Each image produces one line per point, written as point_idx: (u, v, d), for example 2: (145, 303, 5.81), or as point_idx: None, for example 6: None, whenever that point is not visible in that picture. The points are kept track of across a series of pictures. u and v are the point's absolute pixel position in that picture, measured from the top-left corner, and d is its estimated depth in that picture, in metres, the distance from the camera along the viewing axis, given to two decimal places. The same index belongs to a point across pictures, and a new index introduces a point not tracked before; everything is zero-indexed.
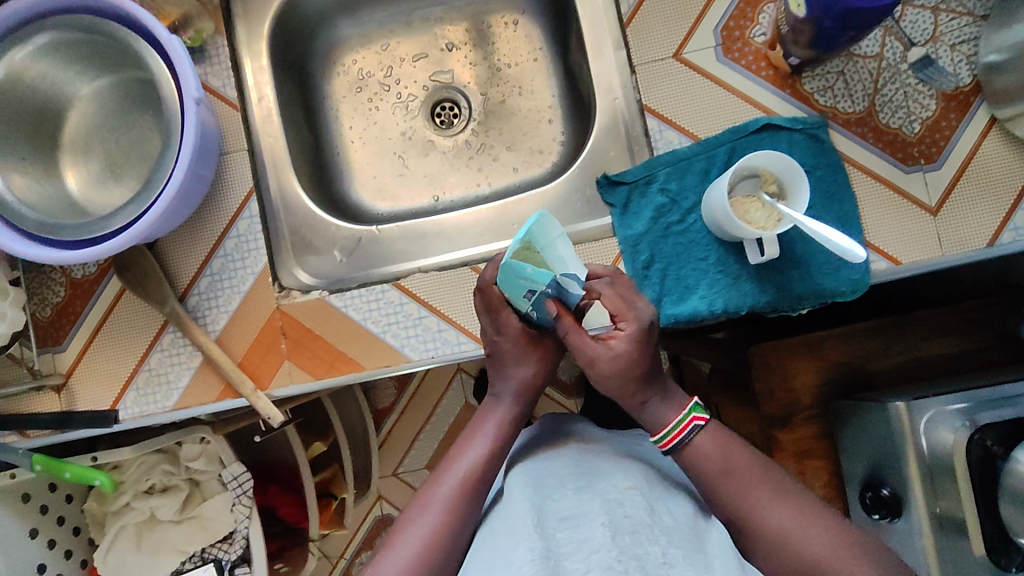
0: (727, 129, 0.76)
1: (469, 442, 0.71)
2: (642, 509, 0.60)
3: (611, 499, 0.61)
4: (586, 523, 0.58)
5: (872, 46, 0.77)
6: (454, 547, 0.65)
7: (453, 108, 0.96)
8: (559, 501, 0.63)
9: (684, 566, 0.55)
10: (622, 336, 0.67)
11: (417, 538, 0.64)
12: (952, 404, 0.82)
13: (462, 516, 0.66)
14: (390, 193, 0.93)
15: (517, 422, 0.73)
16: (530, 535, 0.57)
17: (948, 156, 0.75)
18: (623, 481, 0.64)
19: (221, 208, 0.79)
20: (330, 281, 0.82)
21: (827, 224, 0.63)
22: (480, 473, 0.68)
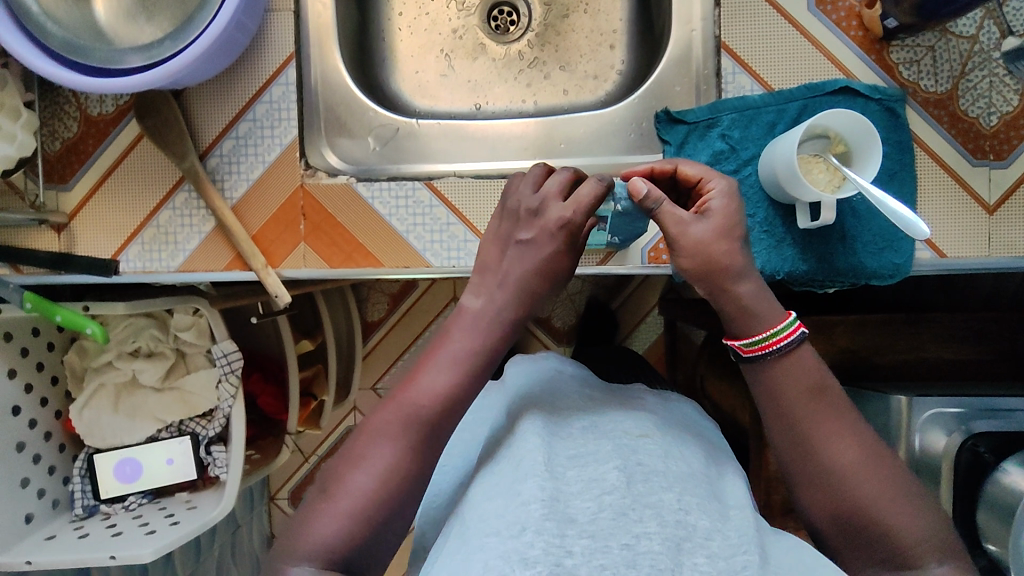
0: (802, 85, 0.72)
1: (439, 361, 0.58)
2: (658, 457, 0.54)
3: (623, 444, 0.55)
4: (596, 463, 0.53)
5: (970, 26, 0.72)
6: (420, 476, 0.55)
7: (512, 14, 0.90)
8: (568, 437, 0.57)
9: (699, 514, 0.50)
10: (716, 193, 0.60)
11: (376, 467, 0.54)
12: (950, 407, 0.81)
13: (422, 451, 0.55)
14: (430, 91, 0.88)
15: (498, 344, 0.60)
16: (541, 470, 0.52)
17: (1019, 156, 0.72)
18: (636, 428, 0.58)
19: (257, 68, 0.74)
20: (359, 168, 0.78)
21: (891, 194, 0.60)
22: (451, 401, 0.57)
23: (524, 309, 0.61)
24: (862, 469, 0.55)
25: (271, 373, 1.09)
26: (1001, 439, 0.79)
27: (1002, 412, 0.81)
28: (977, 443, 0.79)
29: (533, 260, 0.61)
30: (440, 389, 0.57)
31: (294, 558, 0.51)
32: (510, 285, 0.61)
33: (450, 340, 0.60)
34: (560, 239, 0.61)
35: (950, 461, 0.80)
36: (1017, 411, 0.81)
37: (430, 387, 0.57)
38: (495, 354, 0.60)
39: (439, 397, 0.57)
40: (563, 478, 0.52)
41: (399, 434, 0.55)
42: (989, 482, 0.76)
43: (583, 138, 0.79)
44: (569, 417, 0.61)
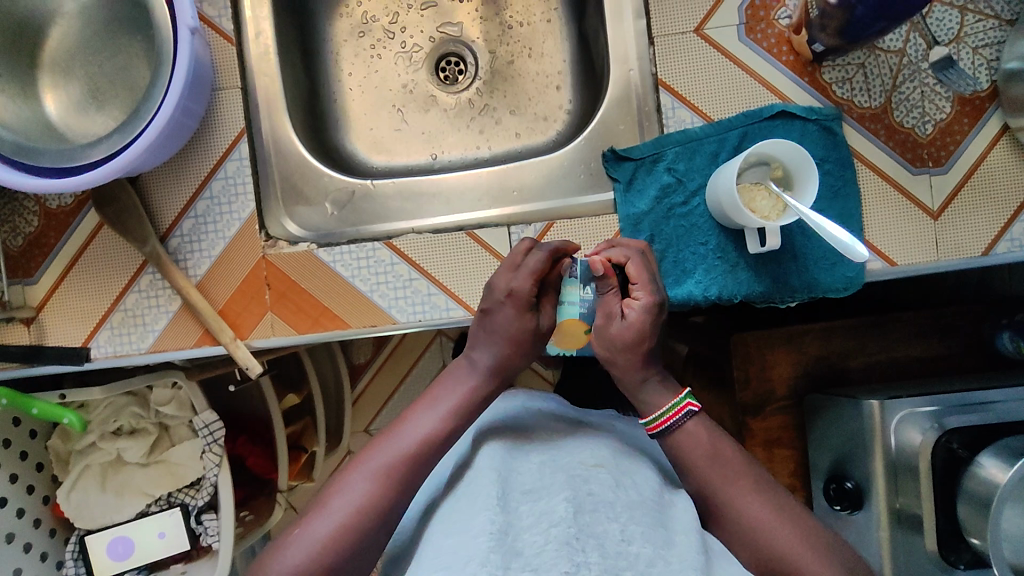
0: (741, 113, 0.75)
1: (428, 406, 0.64)
2: (608, 485, 0.56)
3: (575, 474, 0.57)
4: (545, 497, 0.55)
5: (896, 41, 0.75)
6: (388, 516, 0.58)
7: (459, 64, 0.92)
8: (525, 470, 0.59)
9: (643, 543, 0.52)
10: (639, 307, 0.65)
11: (350, 500, 0.58)
12: (924, 406, 0.83)
13: (397, 487, 0.59)
14: (386, 147, 0.90)
15: (482, 401, 0.66)
16: (493, 504, 0.54)
17: (956, 161, 0.74)
18: (590, 458, 0.60)
19: (209, 147, 0.75)
20: (319, 234, 0.79)
21: (826, 218, 0.61)
22: (439, 443, 0.62)
23: (502, 368, 0.67)
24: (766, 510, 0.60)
25: (257, 433, 1.09)
26: (973, 433, 0.81)
27: (973, 406, 0.83)
28: (951, 440, 0.81)
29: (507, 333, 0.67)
30: (424, 433, 0.62)
31: None
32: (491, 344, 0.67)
33: (441, 391, 0.65)
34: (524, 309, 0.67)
35: (927, 457, 0.81)
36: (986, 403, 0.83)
37: (416, 429, 0.62)
38: (479, 407, 0.66)
39: (429, 436, 0.62)
40: (513, 513, 0.54)
41: (378, 469, 0.59)
42: (966, 478, 0.78)
43: (535, 182, 0.80)
44: (527, 447, 0.63)
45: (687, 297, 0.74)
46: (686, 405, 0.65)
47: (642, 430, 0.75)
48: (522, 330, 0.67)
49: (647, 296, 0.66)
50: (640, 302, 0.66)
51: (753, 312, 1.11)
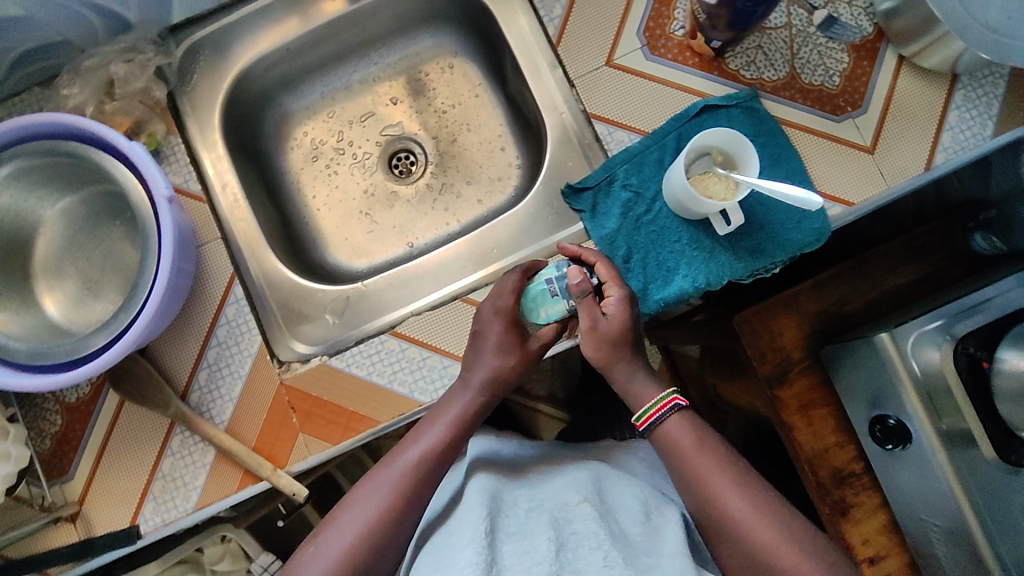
0: (670, 118, 0.81)
1: (427, 425, 0.72)
2: (591, 521, 0.66)
3: (560, 515, 0.68)
4: (529, 536, 0.65)
5: (780, 16, 0.82)
6: (398, 529, 0.67)
7: (409, 157, 1.00)
8: (512, 513, 0.69)
9: (623, 566, 0.61)
10: (613, 302, 0.73)
11: (359, 518, 0.66)
12: (930, 324, 0.89)
13: (405, 500, 0.67)
14: (364, 249, 0.95)
15: (474, 417, 0.73)
16: (480, 539, 0.63)
17: (871, 99, 0.81)
18: (574, 496, 0.70)
19: (205, 299, 0.79)
20: (328, 345, 0.81)
21: (778, 181, 0.67)
22: (434, 462, 0.70)
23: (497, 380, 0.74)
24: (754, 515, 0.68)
25: None
26: (985, 333, 0.86)
27: (974, 309, 0.88)
28: (968, 346, 0.86)
29: (492, 348, 0.74)
30: (425, 449, 0.70)
31: None
32: (483, 360, 0.74)
33: (436, 409, 0.73)
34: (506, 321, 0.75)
35: (952, 370, 0.86)
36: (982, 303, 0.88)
37: (417, 446, 0.70)
38: (472, 421, 0.73)
39: (425, 454, 0.70)
40: (496, 549, 0.64)
41: (385, 488, 0.67)
42: (994, 377, 0.84)
43: (509, 234, 0.84)
44: (515, 491, 0.73)
45: (680, 293, 0.79)
46: (674, 398, 0.74)
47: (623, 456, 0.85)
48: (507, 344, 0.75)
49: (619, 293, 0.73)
50: (615, 298, 0.73)
51: (748, 291, 1.14)
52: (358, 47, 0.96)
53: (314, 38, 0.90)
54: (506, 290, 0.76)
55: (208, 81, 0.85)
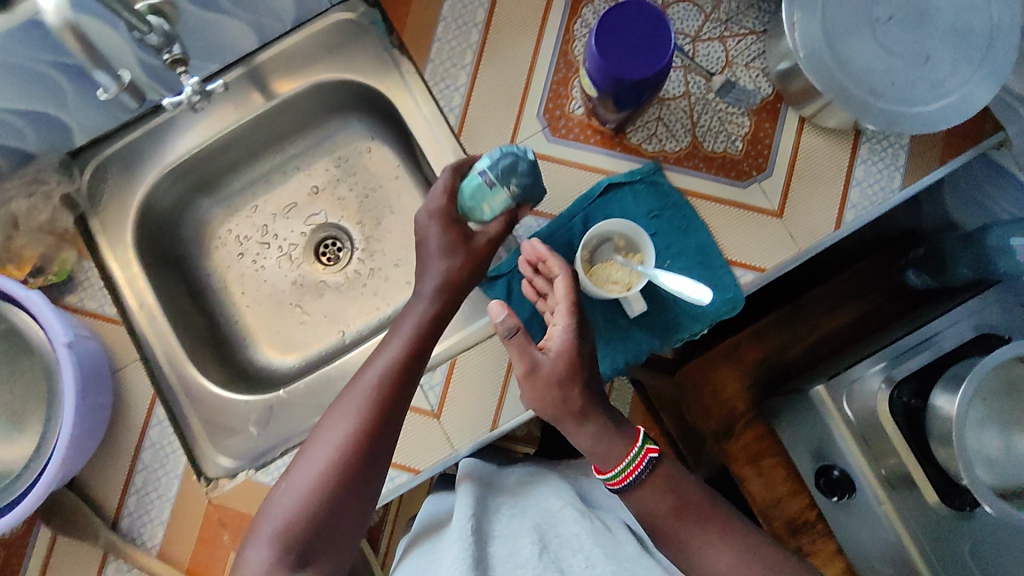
0: (576, 199, 0.81)
1: (387, 343, 0.73)
2: (572, 523, 0.73)
3: (543, 520, 0.74)
4: (513, 539, 0.71)
5: (678, 85, 0.82)
6: (371, 449, 0.66)
7: (336, 244, 0.99)
8: (500, 521, 0.75)
9: (603, 560, 0.66)
10: (556, 339, 0.70)
11: (326, 442, 0.65)
12: (871, 366, 0.89)
13: (370, 412, 0.67)
14: (296, 343, 0.95)
15: (438, 317, 0.75)
16: (468, 542, 0.68)
17: (775, 161, 0.81)
18: (557, 503, 0.77)
19: (129, 423, 0.80)
20: (254, 458, 0.80)
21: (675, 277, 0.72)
22: (394, 382, 0.69)
23: (451, 281, 0.76)
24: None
25: None
26: (919, 379, 0.86)
27: (917, 348, 0.87)
28: (902, 394, 0.86)
29: (435, 251, 0.77)
30: (386, 364, 0.70)
31: (247, 554, 0.61)
32: (416, 306, 0.75)
33: (397, 323, 0.75)
34: (462, 253, 0.77)
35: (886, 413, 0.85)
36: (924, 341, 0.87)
37: (376, 365, 0.70)
38: (428, 343, 0.74)
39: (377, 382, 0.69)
40: (485, 550, 0.69)
41: (351, 410, 0.67)
42: (930, 422, 0.82)
43: None
44: (500, 506, 0.79)
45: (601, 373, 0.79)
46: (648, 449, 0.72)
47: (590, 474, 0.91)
48: (451, 240, 0.76)
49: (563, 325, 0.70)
50: (560, 327, 0.70)
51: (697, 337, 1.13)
52: (271, 141, 0.95)
53: (221, 144, 0.90)
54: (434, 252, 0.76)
55: (117, 201, 0.85)
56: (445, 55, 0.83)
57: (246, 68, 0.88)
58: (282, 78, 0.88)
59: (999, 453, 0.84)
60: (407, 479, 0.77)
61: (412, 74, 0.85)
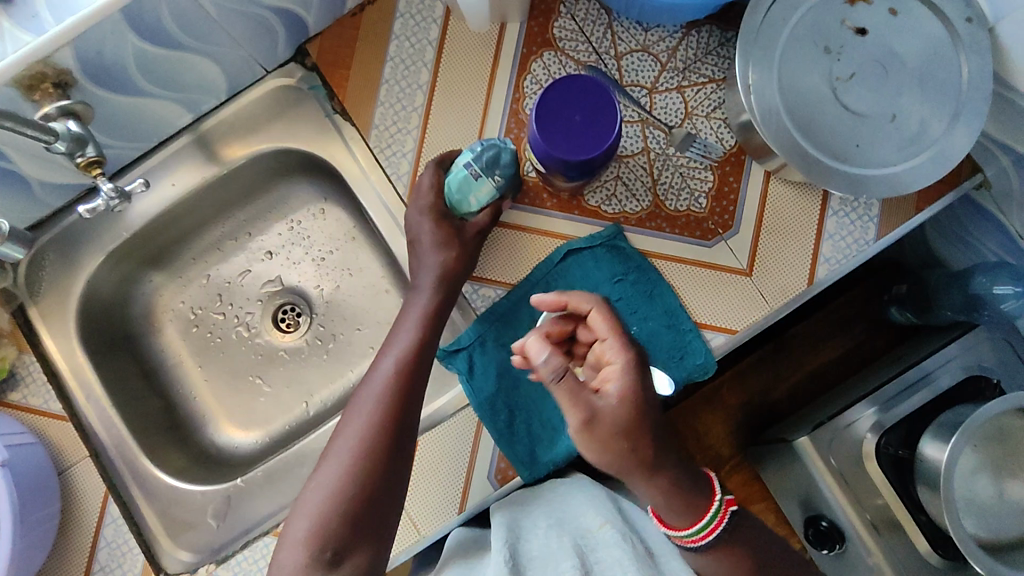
0: (536, 267, 0.77)
1: (398, 330, 0.72)
2: (616, 546, 0.61)
3: (581, 541, 0.62)
4: (553, 561, 0.60)
5: (635, 142, 0.78)
6: (394, 436, 0.64)
7: (294, 310, 0.96)
8: (533, 537, 0.65)
9: None
10: (614, 378, 0.60)
11: (348, 437, 0.64)
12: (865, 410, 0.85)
13: (392, 398, 0.66)
14: (257, 418, 0.91)
15: (440, 308, 0.73)
16: (503, 569, 0.59)
17: (742, 217, 0.77)
18: (596, 519, 0.65)
19: (81, 524, 0.76)
20: (213, 551, 0.78)
21: None
22: (415, 362, 0.69)
23: (445, 278, 0.73)
24: None
25: None
26: (906, 426, 0.84)
27: (915, 384, 0.85)
28: (890, 445, 0.84)
29: (427, 242, 0.73)
30: (398, 355, 0.69)
31: (285, 553, 0.60)
32: (419, 298, 0.73)
33: (405, 311, 0.74)
34: (454, 245, 0.73)
35: (874, 462, 0.83)
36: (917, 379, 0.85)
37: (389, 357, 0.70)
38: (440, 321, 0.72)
39: (402, 356, 0.69)
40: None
41: (370, 406, 0.66)
42: (920, 467, 0.81)
43: None
44: (532, 515, 0.69)
45: (569, 449, 0.76)
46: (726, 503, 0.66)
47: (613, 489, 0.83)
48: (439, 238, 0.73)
49: (622, 362, 0.60)
50: (617, 366, 0.60)
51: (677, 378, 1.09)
52: (220, 209, 0.91)
53: (166, 216, 0.86)
54: (426, 281, 0.73)
55: (58, 288, 0.82)
56: (390, 121, 0.79)
57: (192, 135, 0.84)
58: (226, 146, 0.85)
59: (991, 501, 0.81)
60: None
61: (357, 140, 0.81)
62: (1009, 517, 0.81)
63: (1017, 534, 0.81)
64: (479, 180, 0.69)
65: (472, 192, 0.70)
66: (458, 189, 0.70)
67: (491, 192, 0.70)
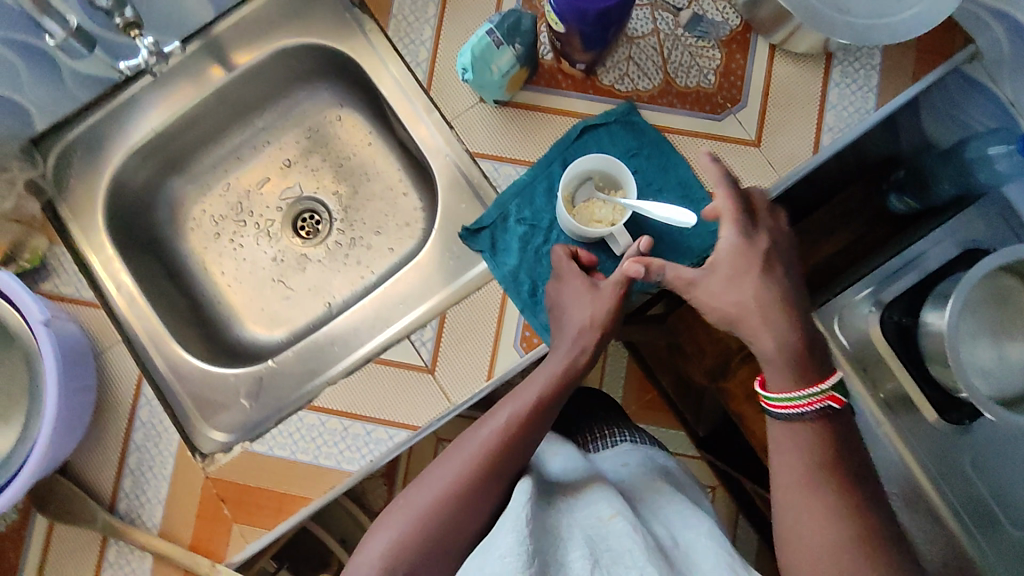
0: (554, 144, 0.80)
1: (501, 410, 0.70)
2: (626, 537, 0.62)
3: (596, 532, 0.63)
4: (567, 547, 0.62)
5: (645, 24, 0.81)
6: (480, 493, 0.66)
7: (314, 217, 0.98)
8: (550, 517, 0.66)
9: None
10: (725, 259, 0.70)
11: (432, 492, 0.66)
12: (859, 293, 0.90)
13: (486, 478, 0.66)
14: (281, 318, 0.93)
15: (552, 405, 0.70)
16: (508, 536, 0.60)
17: (749, 91, 0.80)
18: (607, 509, 0.66)
19: (117, 404, 0.78)
20: (247, 430, 0.80)
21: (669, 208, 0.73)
22: (521, 431, 0.68)
23: (566, 365, 0.71)
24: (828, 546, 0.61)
25: None
26: (907, 300, 0.86)
27: (905, 267, 0.88)
28: (893, 313, 0.86)
29: (565, 323, 0.74)
30: (497, 430, 0.68)
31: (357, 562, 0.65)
32: (556, 345, 0.73)
33: (517, 390, 0.71)
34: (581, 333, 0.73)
35: (880, 338, 0.87)
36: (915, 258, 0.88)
37: (487, 429, 0.69)
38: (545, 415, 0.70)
39: (509, 426, 0.68)
40: (540, 554, 0.60)
41: (458, 469, 0.67)
42: (922, 339, 0.84)
43: (416, 284, 0.83)
44: (551, 491, 0.71)
45: None
46: (827, 396, 0.65)
47: (663, 457, 0.84)
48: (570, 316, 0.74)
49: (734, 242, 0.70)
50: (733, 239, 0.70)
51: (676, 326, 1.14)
52: (241, 115, 0.94)
53: (189, 118, 0.89)
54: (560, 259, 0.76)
55: (86, 184, 0.84)
56: (408, 10, 0.82)
57: (203, 41, 0.86)
58: (239, 49, 0.87)
59: (992, 363, 0.83)
60: (405, 437, 0.76)
61: (377, 33, 0.84)
62: (1012, 377, 0.83)
63: None
64: (501, 46, 0.72)
65: (496, 59, 0.73)
66: (482, 58, 0.73)
67: (515, 59, 0.73)
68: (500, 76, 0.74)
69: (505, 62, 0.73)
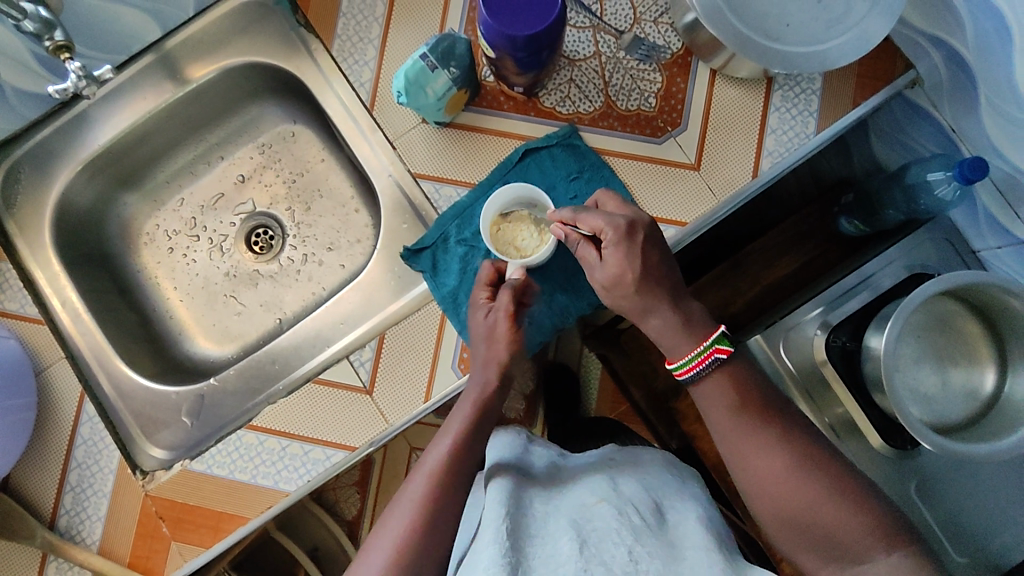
0: (496, 166, 0.81)
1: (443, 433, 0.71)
2: (611, 518, 0.60)
3: (579, 516, 0.61)
4: (551, 539, 0.58)
5: (586, 46, 0.82)
6: (439, 526, 0.64)
7: (268, 232, 0.98)
8: (532, 504, 0.63)
9: (650, 562, 0.55)
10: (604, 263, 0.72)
11: (391, 534, 0.63)
12: (810, 312, 0.91)
13: (439, 510, 0.65)
14: (232, 333, 0.94)
15: (485, 415, 0.72)
16: (494, 533, 0.57)
17: (689, 114, 0.80)
18: (591, 495, 0.64)
19: (59, 420, 0.79)
20: (189, 448, 0.81)
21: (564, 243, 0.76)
22: (451, 472, 0.67)
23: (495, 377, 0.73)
24: (789, 477, 0.64)
25: None
26: (856, 322, 0.87)
27: (851, 293, 0.89)
28: (838, 338, 0.87)
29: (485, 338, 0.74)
30: (440, 453, 0.68)
31: None
32: (480, 350, 0.74)
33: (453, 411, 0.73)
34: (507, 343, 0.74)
35: (824, 359, 0.87)
36: (861, 282, 0.89)
37: (433, 454, 0.69)
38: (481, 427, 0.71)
39: (452, 445, 0.69)
40: (523, 551, 0.56)
41: (412, 505, 0.65)
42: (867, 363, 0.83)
43: (359, 303, 0.84)
44: (531, 481, 0.68)
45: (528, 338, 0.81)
46: (715, 349, 0.70)
47: (645, 454, 0.76)
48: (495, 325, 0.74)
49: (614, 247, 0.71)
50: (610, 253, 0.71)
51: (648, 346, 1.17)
52: (193, 131, 0.95)
53: (140, 135, 0.89)
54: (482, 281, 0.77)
55: (33, 201, 0.85)
56: (351, 30, 0.82)
57: (155, 55, 0.86)
58: (189, 66, 0.87)
59: (936, 390, 0.84)
60: (343, 457, 0.77)
61: (321, 52, 0.84)
62: (953, 402, 0.83)
63: (960, 416, 0.83)
64: (437, 69, 0.73)
65: (432, 83, 0.73)
66: (418, 82, 0.74)
67: (452, 83, 0.74)
68: (438, 100, 0.74)
69: (441, 85, 0.73)
